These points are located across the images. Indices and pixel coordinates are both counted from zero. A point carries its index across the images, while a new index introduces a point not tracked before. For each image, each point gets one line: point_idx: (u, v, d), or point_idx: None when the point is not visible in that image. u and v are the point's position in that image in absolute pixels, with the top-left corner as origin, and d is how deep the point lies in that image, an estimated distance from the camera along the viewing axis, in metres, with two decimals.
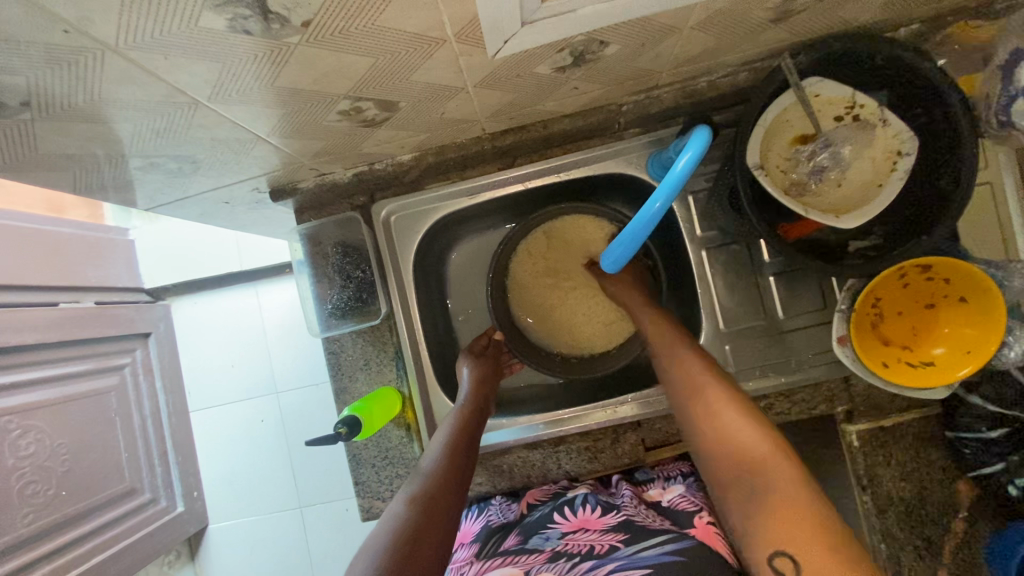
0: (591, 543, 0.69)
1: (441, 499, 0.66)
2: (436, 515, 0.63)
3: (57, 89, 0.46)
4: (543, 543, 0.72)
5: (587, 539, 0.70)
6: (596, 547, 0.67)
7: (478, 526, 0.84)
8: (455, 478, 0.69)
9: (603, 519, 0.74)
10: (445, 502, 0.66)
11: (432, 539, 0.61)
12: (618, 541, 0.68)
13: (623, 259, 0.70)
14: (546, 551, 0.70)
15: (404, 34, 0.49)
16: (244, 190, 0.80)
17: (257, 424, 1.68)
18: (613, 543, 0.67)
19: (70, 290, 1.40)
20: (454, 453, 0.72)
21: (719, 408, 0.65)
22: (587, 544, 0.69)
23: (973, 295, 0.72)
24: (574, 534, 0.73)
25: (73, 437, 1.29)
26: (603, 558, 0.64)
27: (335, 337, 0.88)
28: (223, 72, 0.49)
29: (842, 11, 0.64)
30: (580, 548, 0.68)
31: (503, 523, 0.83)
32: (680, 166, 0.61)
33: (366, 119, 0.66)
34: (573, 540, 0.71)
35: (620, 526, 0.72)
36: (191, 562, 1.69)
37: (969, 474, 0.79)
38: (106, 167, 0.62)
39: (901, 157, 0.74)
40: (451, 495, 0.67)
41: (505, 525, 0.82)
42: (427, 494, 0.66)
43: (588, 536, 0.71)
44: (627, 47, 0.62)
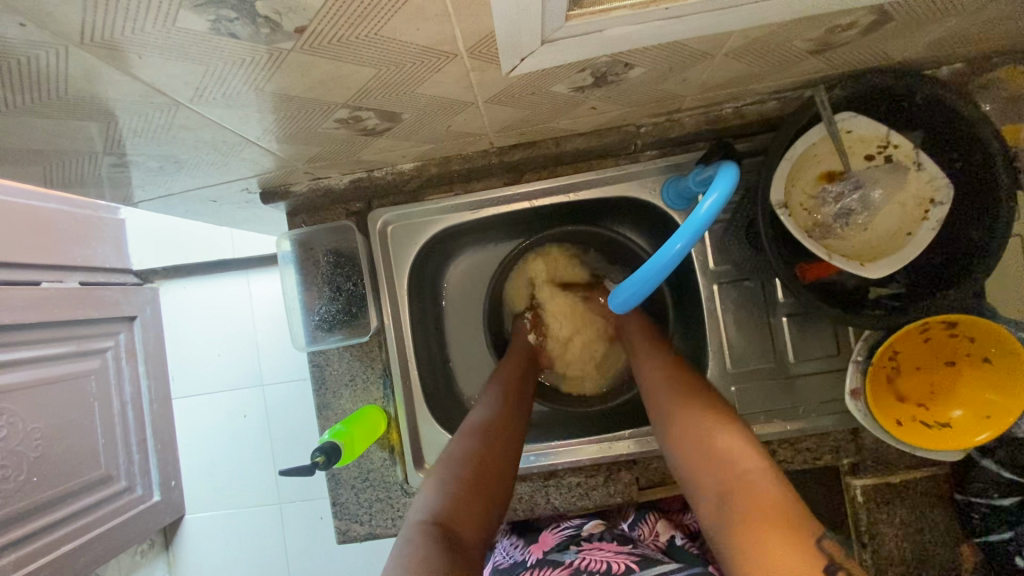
0: (608, 561, 0.73)
1: (470, 501, 0.60)
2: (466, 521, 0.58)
3: (15, 82, 0.40)
4: (562, 557, 0.77)
5: (603, 556, 0.74)
6: (613, 565, 0.71)
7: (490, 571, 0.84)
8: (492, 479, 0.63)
9: (620, 545, 0.78)
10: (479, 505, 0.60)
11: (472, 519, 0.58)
12: (633, 563, 0.72)
13: (636, 300, 0.65)
14: (565, 564, 0.74)
15: (410, 46, 0.44)
16: (233, 189, 0.75)
17: (239, 418, 1.63)
18: (627, 564, 0.71)
19: (53, 268, 1.35)
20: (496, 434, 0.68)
21: (711, 427, 0.62)
22: (604, 561, 0.73)
23: (998, 355, 0.68)
24: (590, 552, 0.77)
25: (48, 423, 1.25)
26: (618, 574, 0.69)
27: (320, 349, 0.83)
28: (207, 75, 0.44)
29: (886, 45, 0.60)
30: (597, 564, 0.72)
31: (512, 561, 0.83)
32: (705, 208, 0.57)
33: (366, 127, 0.61)
34: (590, 557, 0.75)
35: (636, 552, 0.75)
36: (165, 553, 1.64)
37: (974, 539, 0.75)
38: (80, 162, 0.57)
39: (934, 206, 0.69)
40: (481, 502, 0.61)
41: (518, 565, 0.81)
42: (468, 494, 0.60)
43: (604, 555, 0.75)
44: (652, 70, 0.57)
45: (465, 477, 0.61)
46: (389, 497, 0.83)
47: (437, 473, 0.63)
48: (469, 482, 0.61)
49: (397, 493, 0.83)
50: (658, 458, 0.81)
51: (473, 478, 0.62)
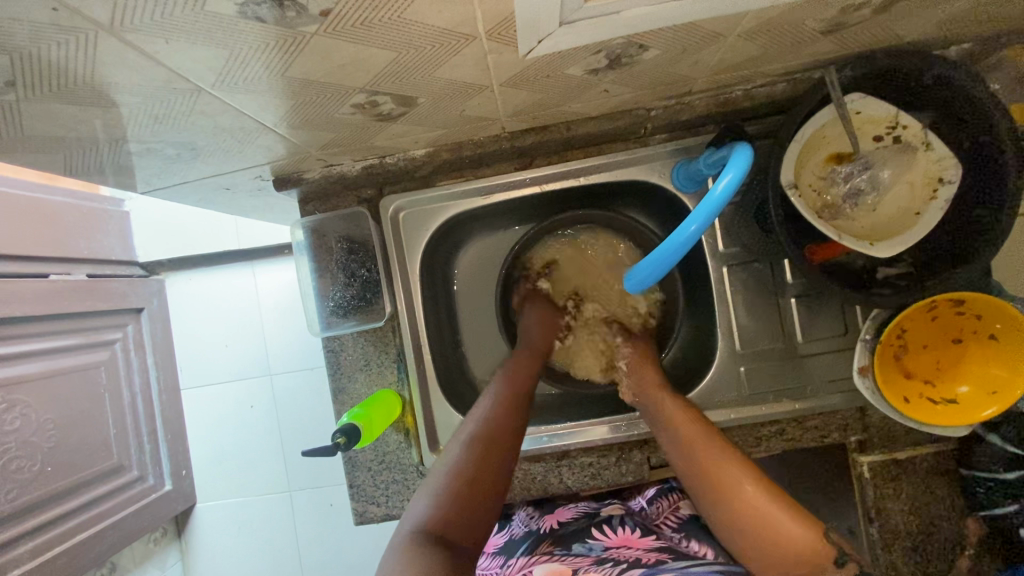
0: (637, 556, 0.71)
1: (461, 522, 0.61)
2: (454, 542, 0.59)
3: (42, 67, 0.41)
4: (587, 550, 0.75)
5: (632, 552, 0.73)
6: (643, 560, 0.70)
7: (503, 539, 0.85)
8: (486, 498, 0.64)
9: (644, 539, 0.77)
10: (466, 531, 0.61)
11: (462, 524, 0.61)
12: (665, 557, 0.70)
13: (650, 281, 0.66)
14: (592, 556, 0.73)
15: (430, 28, 0.44)
16: (246, 177, 0.76)
17: (248, 408, 1.64)
18: (659, 558, 0.70)
19: (61, 261, 1.35)
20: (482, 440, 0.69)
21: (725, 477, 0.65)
22: (633, 556, 0.71)
23: (1004, 332, 0.69)
24: (617, 548, 0.75)
25: (60, 413, 1.26)
26: (652, 568, 0.67)
27: (335, 335, 0.85)
28: (230, 60, 0.45)
29: (897, 25, 0.60)
30: (627, 558, 0.71)
31: (526, 531, 0.84)
32: (719, 190, 0.58)
33: (381, 113, 0.61)
34: (617, 552, 0.73)
35: (663, 547, 0.74)
36: (177, 540, 1.67)
37: (979, 513, 0.77)
38: (99, 150, 0.57)
39: (942, 184, 0.70)
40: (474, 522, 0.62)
41: (533, 533, 0.82)
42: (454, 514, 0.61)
43: (633, 551, 0.73)
44: (666, 52, 0.57)
45: (457, 495, 0.63)
46: (405, 479, 0.84)
47: (430, 489, 0.64)
48: (462, 499, 0.63)
49: (413, 475, 0.84)
50: None
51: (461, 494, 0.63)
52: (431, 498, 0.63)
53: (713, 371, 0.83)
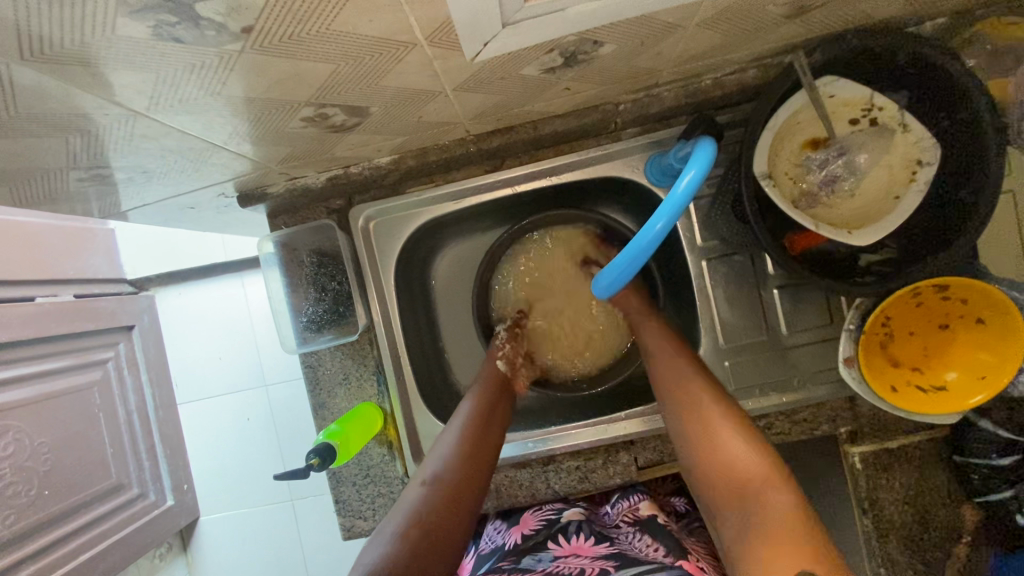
0: (581, 566, 0.69)
1: (449, 516, 0.59)
2: (444, 540, 0.57)
3: None
4: (536, 563, 0.73)
5: (578, 563, 0.70)
6: (586, 571, 0.68)
7: (472, 560, 0.84)
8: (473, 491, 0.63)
9: (595, 547, 0.75)
10: (455, 526, 0.59)
11: (451, 529, 0.59)
12: (608, 567, 0.68)
13: (618, 285, 0.64)
14: (536, 571, 0.71)
15: (365, 38, 0.43)
16: (209, 195, 0.74)
17: (244, 421, 1.64)
18: (602, 567, 0.68)
19: (46, 283, 1.34)
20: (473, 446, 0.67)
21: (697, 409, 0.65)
22: (577, 567, 0.69)
23: (993, 316, 0.67)
24: (566, 558, 0.73)
25: (55, 436, 1.25)
26: None
27: (311, 351, 0.83)
28: (160, 83, 0.43)
29: (864, 4, 0.58)
30: (570, 569, 0.68)
31: (494, 548, 0.82)
32: (684, 185, 0.56)
33: (334, 124, 0.59)
34: (564, 563, 0.71)
35: (611, 555, 0.71)
36: (183, 554, 1.67)
37: (976, 499, 0.76)
38: (46, 179, 0.56)
39: (921, 166, 0.69)
40: (461, 517, 0.60)
41: (497, 551, 0.80)
42: (445, 509, 0.59)
43: (579, 560, 0.71)
44: (623, 46, 0.55)
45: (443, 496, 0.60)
46: (391, 492, 0.83)
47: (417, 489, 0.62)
48: (448, 502, 0.60)
49: (399, 487, 0.83)
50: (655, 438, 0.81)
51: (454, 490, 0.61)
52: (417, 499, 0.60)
53: None
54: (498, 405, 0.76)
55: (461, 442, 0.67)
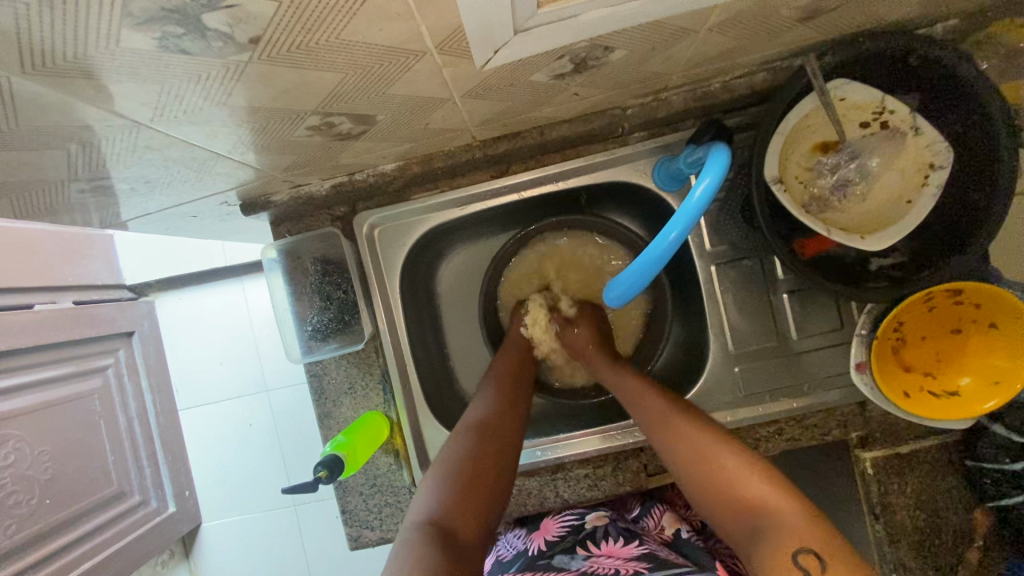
0: (615, 566, 0.70)
1: (470, 506, 0.59)
2: (487, 487, 0.62)
3: None
4: (568, 563, 0.74)
5: (611, 562, 0.71)
6: (620, 570, 0.69)
7: (491, 562, 0.84)
8: (503, 446, 0.67)
9: (626, 549, 0.76)
10: (498, 476, 0.64)
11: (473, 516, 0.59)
12: (642, 567, 0.68)
13: (642, 281, 0.61)
14: (571, 570, 0.71)
15: (375, 47, 0.42)
16: (211, 204, 0.73)
17: (246, 428, 1.63)
18: (637, 568, 0.68)
19: (45, 289, 1.32)
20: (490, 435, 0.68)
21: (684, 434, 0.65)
22: (611, 567, 0.70)
23: (1005, 321, 0.66)
24: (598, 557, 0.74)
25: (56, 445, 1.24)
26: None
27: (316, 360, 0.82)
28: (164, 94, 0.42)
29: (876, 7, 0.57)
30: (605, 569, 0.69)
31: (516, 554, 0.83)
32: (698, 195, 0.55)
33: (340, 132, 0.58)
34: (597, 563, 0.72)
35: (643, 556, 0.73)
36: (185, 561, 1.65)
37: (988, 504, 0.75)
38: (46, 190, 0.55)
39: (934, 170, 0.68)
40: (485, 505, 0.61)
41: (521, 554, 0.81)
42: (482, 460, 0.64)
43: (612, 561, 0.72)
44: (634, 52, 0.54)
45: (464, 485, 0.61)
46: (398, 502, 0.82)
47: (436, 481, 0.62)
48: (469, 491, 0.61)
49: (406, 497, 0.82)
50: None
51: (486, 443, 0.66)
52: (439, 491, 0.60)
53: (706, 373, 0.81)
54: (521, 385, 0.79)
55: (488, 407, 0.72)
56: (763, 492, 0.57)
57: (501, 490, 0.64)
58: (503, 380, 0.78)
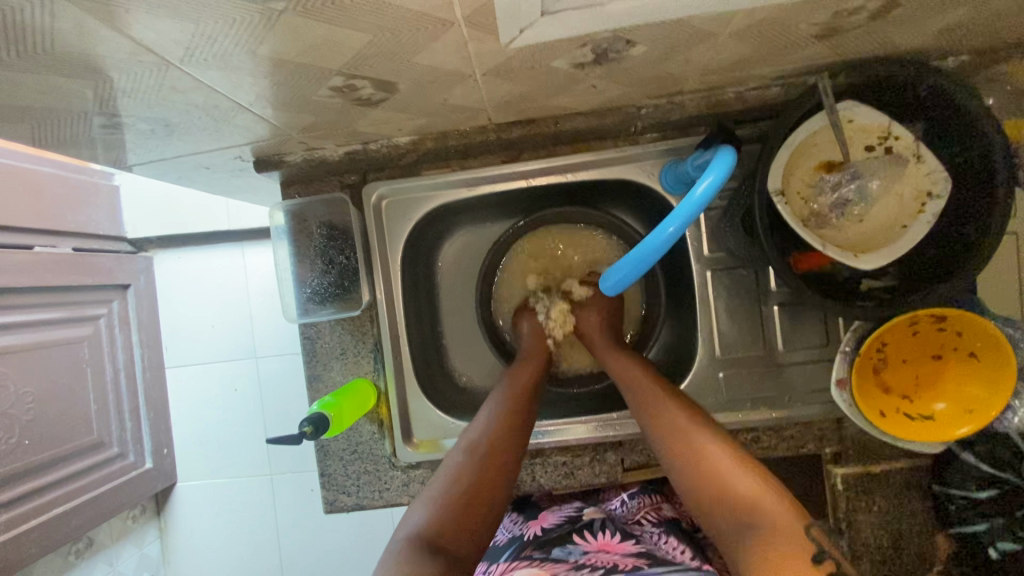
0: (614, 561, 0.70)
1: (468, 519, 0.60)
2: (481, 506, 0.61)
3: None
4: (566, 555, 0.73)
5: (610, 557, 0.71)
6: (621, 564, 0.69)
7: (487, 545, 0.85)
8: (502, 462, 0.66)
9: (623, 545, 0.76)
10: (491, 494, 0.63)
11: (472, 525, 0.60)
12: (642, 563, 0.69)
13: (626, 282, 0.65)
14: (569, 562, 0.71)
15: (406, 11, 0.43)
16: (225, 157, 0.74)
17: (231, 392, 1.59)
18: (636, 564, 0.69)
19: (46, 233, 1.33)
20: (493, 440, 0.68)
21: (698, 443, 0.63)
22: (611, 561, 0.70)
23: (984, 351, 0.68)
24: (596, 552, 0.74)
25: (40, 386, 1.25)
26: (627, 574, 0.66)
27: (311, 322, 0.83)
28: (197, 35, 0.43)
29: (890, 33, 0.59)
30: (605, 564, 0.69)
31: (510, 538, 0.84)
32: (700, 191, 0.56)
33: (361, 97, 0.60)
34: (595, 557, 0.72)
35: (642, 553, 0.72)
36: (156, 518, 1.64)
37: (950, 530, 0.77)
38: (67, 121, 0.56)
39: (931, 199, 0.69)
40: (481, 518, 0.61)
41: (517, 539, 0.82)
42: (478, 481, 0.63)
43: (610, 556, 0.72)
44: (654, 49, 0.56)
45: (465, 495, 0.61)
46: (377, 470, 0.84)
47: (434, 493, 0.62)
48: (468, 500, 0.61)
49: (385, 466, 0.84)
50: (643, 441, 0.83)
51: (485, 462, 0.65)
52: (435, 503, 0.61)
53: (691, 374, 0.83)
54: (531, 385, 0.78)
55: (490, 420, 0.71)
56: (778, 513, 0.55)
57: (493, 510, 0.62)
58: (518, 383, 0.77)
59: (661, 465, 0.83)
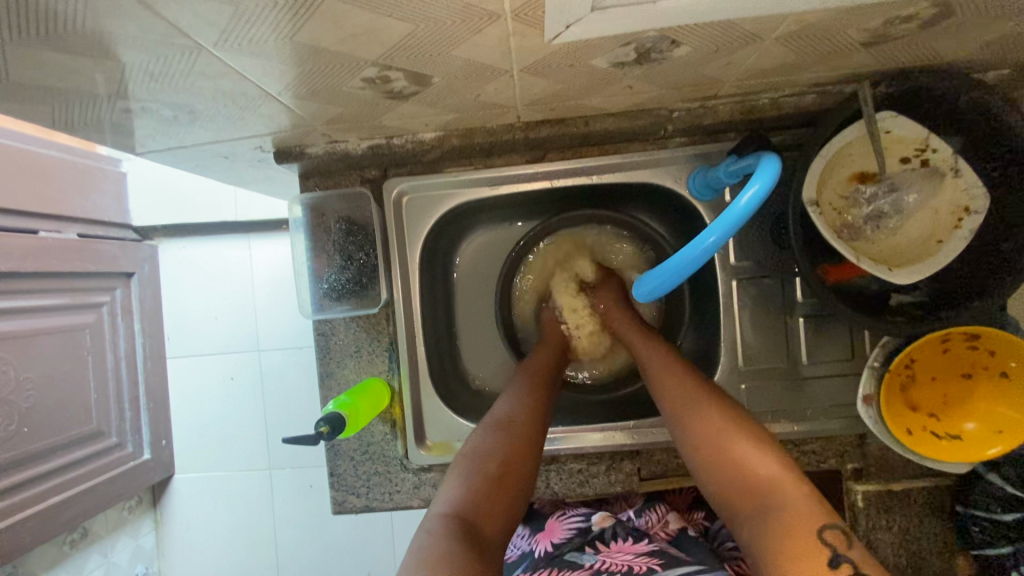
0: (629, 565, 0.71)
1: (497, 504, 0.57)
2: (512, 485, 0.59)
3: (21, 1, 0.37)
4: (581, 559, 0.75)
5: (625, 560, 0.73)
6: (635, 568, 0.70)
7: None
8: (530, 446, 0.63)
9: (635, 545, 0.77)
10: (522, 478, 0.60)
11: (500, 508, 0.57)
12: (655, 565, 0.70)
13: (661, 290, 0.63)
14: (586, 567, 0.72)
15: (453, 2, 0.41)
16: (246, 146, 0.72)
17: (228, 382, 1.58)
18: (649, 566, 0.70)
19: (52, 217, 1.31)
20: (527, 424, 0.65)
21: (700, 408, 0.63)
22: (625, 565, 0.71)
23: (1017, 370, 0.67)
24: (609, 553, 0.75)
25: (42, 373, 1.23)
26: None
27: (326, 319, 0.82)
28: (234, 18, 0.41)
29: (938, 43, 0.57)
30: (620, 568, 0.71)
31: (520, 554, 0.82)
32: (744, 201, 0.55)
33: (392, 90, 0.58)
34: (611, 561, 0.73)
35: (655, 551, 0.74)
36: (152, 510, 1.61)
37: (971, 551, 0.76)
38: (89, 104, 0.54)
39: (969, 214, 0.68)
40: (507, 505, 0.57)
41: (527, 555, 0.80)
42: (507, 462, 0.60)
43: (624, 557, 0.73)
44: (698, 51, 0.54)
45: (495, 476, 0.59)
46: (388, 471, 0.82)
47: (461, 474, 0.59)
48: (498, 481, 0.58)
49: (397, 468, 0.82)
50: (661, 450, 0.81)
51: (515, 445, 0.62)
52: (463, 484, 0.58)
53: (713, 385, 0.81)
54: (548, 381, 0.75)
55: (517, 403, 0.68)
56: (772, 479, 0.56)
57: (524, 493, 0.60)
58: (536, 378, 0.74)
59: (677, 475, 0.82)
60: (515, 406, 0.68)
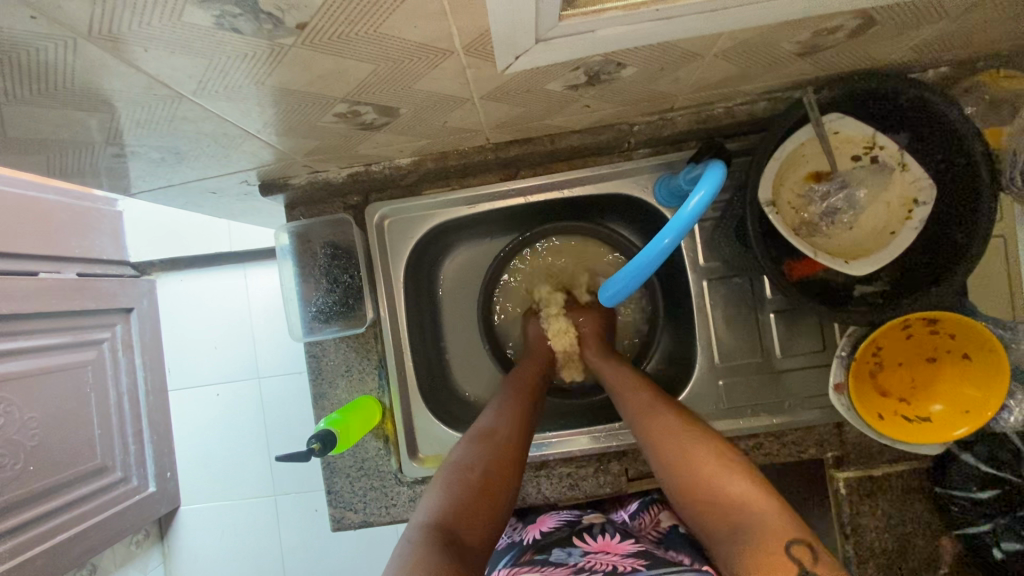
0: (614, 562, 0.69)
1: (472, 515, 0.58)
2: (495, 493, 0.61)
3: (10, 64, 0.41)
4: (566, 558, 0.73)
5: (609, 559, 0.70)
6: (619, 567, 0.67)
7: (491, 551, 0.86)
8: (512, 457, 0.65)
9: (623, 545, 0.76)
10: (504, 479, 0.63)
11: (479, 517, 0.58)
12: (639, 564, 0.68)
13: (624, 294, 0.67)
14: (569, 565, 0.70)
15: (409, 42, 0.45)
16: (232, 181, 0.76)
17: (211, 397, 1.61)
18: (635, 566, 0.67)
19: (51, 258, 1.34)
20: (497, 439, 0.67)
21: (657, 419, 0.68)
22: (610, 563, 0.69)
23: (977, 352, 0.70)
24: (596, 553, 0.74)
25: (45, 412, 1.25)
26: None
27: (317, 341, 0.85)
28: (210, 69, 0.45)
29: (871, 48, 0.61)
30: (603, 566, 0.68)
31: (510, 544, 0.85)
32: (692, 205, 0.58)
33: (365, 122, 0.62)
34: (594, 558, 0.72)
35: (641, 553, 0.72)
36: (160, 543, 1.62)
37: (954, 531, 0.78)
38: (79, 151, 0.58)
39: (917, 206, 0.72)
40: (486, 514, 0.59)
41: (515, 545, 0.82)
42: (486, 469, 0.62)
43: (610, 557, 0.71)
44: (644, 70, 0.58)
45: (473, 485, 0.60)
46: (383, 486, 0.84)
47: (439, 487, 0.61)
48: (477, 491, 0.60)
49: (392, 482, 0.84)
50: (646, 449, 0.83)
51: (491, 454, 0.64)
52: (441, 497, 0.59)
53: (692, 384, 0.84)
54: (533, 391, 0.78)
55: (498, 414, 0.71)
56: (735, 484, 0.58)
57: (505, 497, 0.62)
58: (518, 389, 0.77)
59: None
60: (499, 417, 0.71)
